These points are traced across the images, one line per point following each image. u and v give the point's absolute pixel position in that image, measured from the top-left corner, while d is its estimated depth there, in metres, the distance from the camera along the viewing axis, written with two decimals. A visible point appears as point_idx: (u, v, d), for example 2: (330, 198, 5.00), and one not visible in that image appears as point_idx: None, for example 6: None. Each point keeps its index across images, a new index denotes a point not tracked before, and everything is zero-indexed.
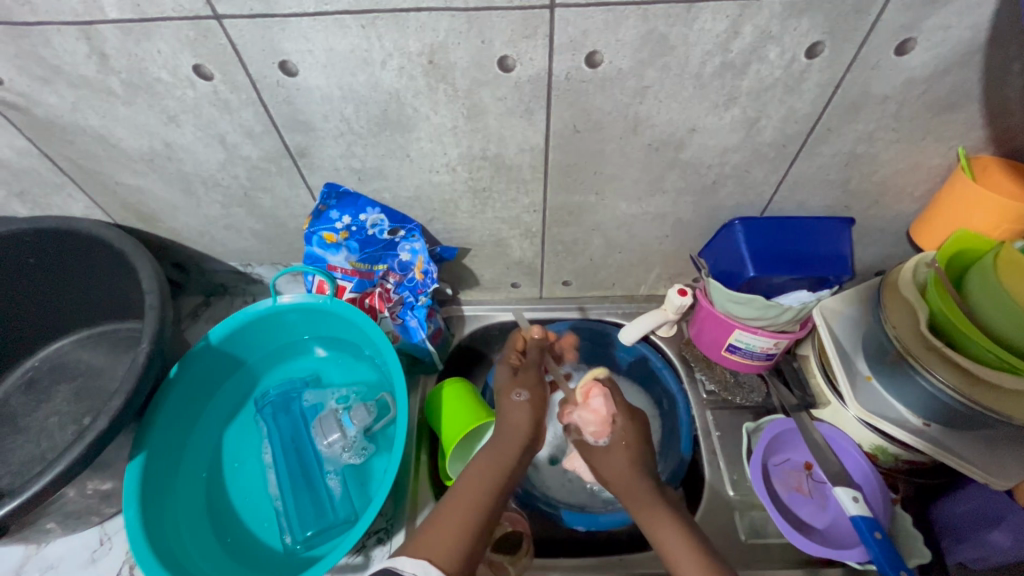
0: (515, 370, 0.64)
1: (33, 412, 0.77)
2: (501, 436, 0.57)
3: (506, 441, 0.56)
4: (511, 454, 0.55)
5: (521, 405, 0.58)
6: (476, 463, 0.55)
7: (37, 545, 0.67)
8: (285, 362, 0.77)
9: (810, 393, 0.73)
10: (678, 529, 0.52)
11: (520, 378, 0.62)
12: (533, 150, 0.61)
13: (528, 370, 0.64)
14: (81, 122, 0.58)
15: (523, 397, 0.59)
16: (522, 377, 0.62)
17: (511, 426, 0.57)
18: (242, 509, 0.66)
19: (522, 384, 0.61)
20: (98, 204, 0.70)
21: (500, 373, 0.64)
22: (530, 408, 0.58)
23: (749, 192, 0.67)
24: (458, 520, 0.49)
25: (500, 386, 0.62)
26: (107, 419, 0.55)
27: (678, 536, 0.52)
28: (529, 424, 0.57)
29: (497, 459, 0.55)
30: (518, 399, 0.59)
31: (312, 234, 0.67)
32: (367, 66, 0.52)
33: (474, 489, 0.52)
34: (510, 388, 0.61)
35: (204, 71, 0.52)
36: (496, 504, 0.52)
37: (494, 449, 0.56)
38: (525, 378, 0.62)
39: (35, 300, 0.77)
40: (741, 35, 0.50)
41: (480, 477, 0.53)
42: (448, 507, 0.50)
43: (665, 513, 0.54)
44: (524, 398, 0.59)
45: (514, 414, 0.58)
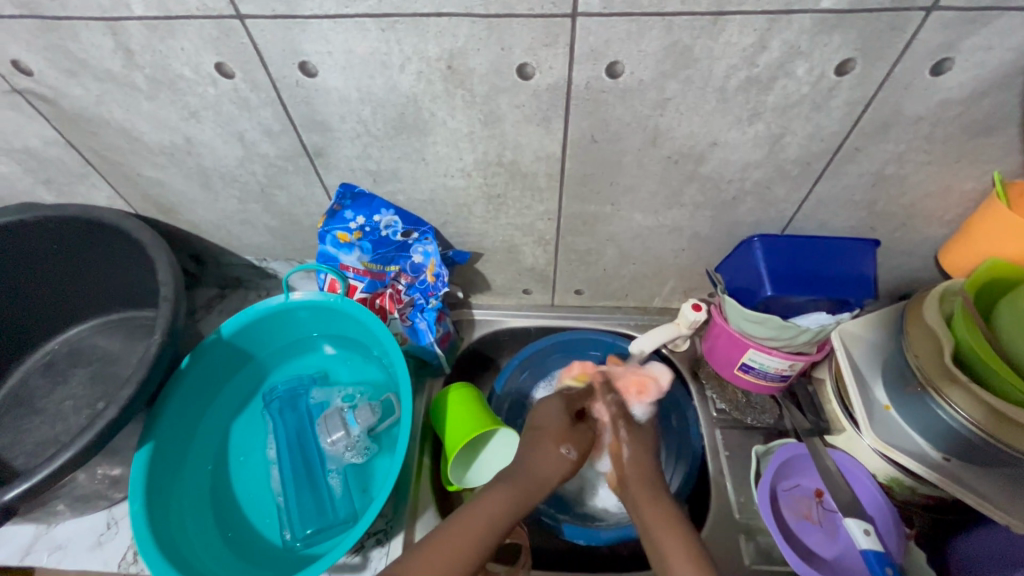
0: (573, 423, 0.66)
1: (50, 394, 0.79)
2: (530, 478, 0.60)
3: (533, 480, 0.60)
4: (533, 497, 0.59)
5: (565, 462, 0.62)
6: (498, 488, 0.58)
7: (47, 526, 0.69)
8: (294, 359, 0.77)
9: (824, 419, 0.70)
10: (687, 545, 0.54)
11: (576, 436, 0.64)
12: (550, 158, 0.60)
13: (586, 428, 0.67)
14: (105, 115, 0.59)
15: (570, 455, 0.63)
16: (578, 435, 0.65)
17: (544, 476, 0.60)
18: (245, 503, 0.67)
19: (575, 442, 0.64)
20: (119, 194, 0.71)
21: (558, 416, 0.65)
22: (568, 467, 0.62)
23: (770, 209, 0.65)
24: (466, 539, 0.53)
25: (555, 428, 0.64)
26: (117, 407, 0.56)
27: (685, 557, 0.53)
28: (558, 479, 0.61)
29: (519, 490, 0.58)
30: (565, 454, 0.63)
31: (326, 232, 0.68)
32: (385, 69, 0.52)
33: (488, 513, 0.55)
34: (564, 437, 0.63)
35: (225, 69, 0.53)
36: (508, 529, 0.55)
37: (522, 482, 0.59)
38: (581, 436, 0.65)
39: (55, 286, 0.78)
40: (768, 49, 0.48)
41: (496, 503, 0.56)
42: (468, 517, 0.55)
43: (674, 536, 0.55)
44: (568, 457, 0.63)
45: (555, 466, 0.62)
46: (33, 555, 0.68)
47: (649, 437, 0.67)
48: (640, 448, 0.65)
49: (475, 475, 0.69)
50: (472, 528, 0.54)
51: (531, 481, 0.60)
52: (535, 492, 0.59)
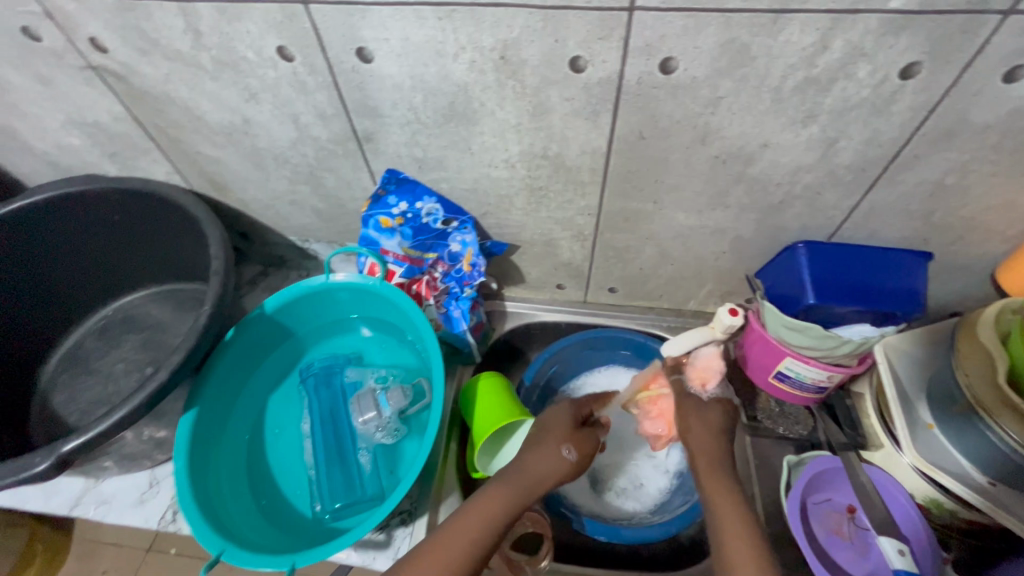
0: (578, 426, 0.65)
1: (104, 357, 0.83)
2: (525, 475, 0.58)
3: (532, 478, 0.58)
4: (550, 481, 0.59)
5: (563, 461, 0.60)
6: (495, 485, 0.57)
7: (95, 480, 0.73)
8: (330, 338, 0.79)
9: (862, 433, 0.68)
10: (744, 528, 0.53)
11: (578, 437, 0.63)
12: (595, 153, 0.60)
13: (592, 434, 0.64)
14: (171, 94, 0.62)
15: (571, 455, 0.61)
16: (580, 437, 0.63)
17: (552, 470, 0.59)
18: (278, 474, 0.69)
19: (576, 443, 0.62)
20: (178, 171, 0.75)
21: (563, 419, 0.65)
22: (565, 468, 0.60)
23: (819, 215, 0.64)
24: (489, 513, 0.54)
25: (555, 428, 0.63)
26: (167, 372, 0.59)
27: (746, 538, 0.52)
28: (551, 478, 0.59)
29: (541, 471, 0.59)
30: (566, 455, 0.61)
31: (369, 217, 0.69)
32: (439, 57, 0.53)
33: (511, 490, 0.56)
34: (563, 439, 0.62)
35: (286, 52, 0.54)
36: (508, 521, 0.55)
37: (543, 466, 0.59)
38: (583, 441, 0.63)
39: (113, 254, 0.82)
40: (829, 50, 0.47)
41: (520, 483, 0.57)
42: (492, 493, 0.56)
43: (736, 517, 0.54)
44: (568, 458, 0.60)
45: (554, 464, 0.60)
46: (81, 506, 0.72)
47: (717, 418, 0.66)
48: (707, 428, 0.65)
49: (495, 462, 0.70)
50: (496, 503, 0.55)
51: (527, 479, 0.58)
52: (531, 489, 0.58)
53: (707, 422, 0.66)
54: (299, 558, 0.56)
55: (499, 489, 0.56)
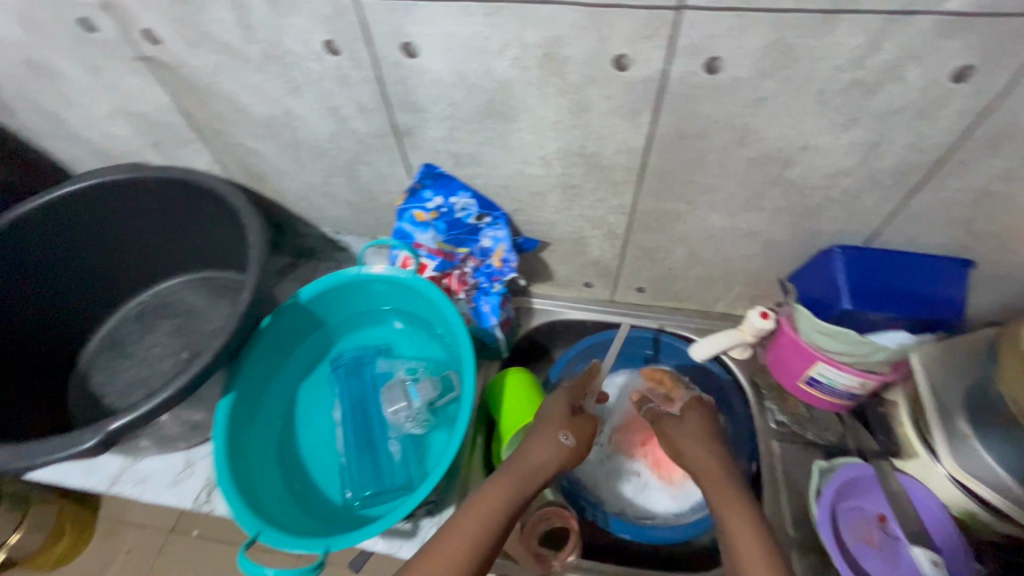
0: (573, 413, 0.65)
1: (140, 341, 0.86)
2: (525, 465, 0.59)
3: (529, 470, 0.58)
4: (552, 468, 0.60)
5: (562, 448, 0.60)
6: (493, 482, 0.57)
7: (132, 459, 0.75)
8: (361, 329, 0.80)
9: (896, 442, 0.67)
10: (749, 529, 0.54)
11: (576, 423, 0.63)
12: (631, 152, 0.60)
13: (587, 419, 0.65)
14: (217, 85, 0.63)
15: (568, 442, 0.61)
16: (579, 424, 0.64)
17: (553, 458, 0.60)
18: (309, 460, 0.70)
19: (574, 429, 0.63)
20: (217, 161, 0.76)
21: (558, 407, 0.65)
22: (565, 454, 0.60)
23: (856, 220, 0.63)
24: (501, 498, 0.56)
25: (552, 416, 0.64)
26: (208, 357, 0.61)
27: (751, 531, 0.53)
28: (552, 466, 0.59)
29: (544, 458, 0.59)
30: (563, 441, 0.61)
31: (404, 210, 0.70)
32: (482, 54, 0.53)
33: (518, 475, 0.58)
34: (559, 426, 0.62)
35: (332, 46, 0.55)
36: (509, 517, 0.55)
37: (547, 451, 0.60)
38: (578, 424, 0.63)
39: (151, 241, 0.84)
40: (879, 51, 0.46)
41: (527, 470, 0.58)
42: (501, 479, 0.57)
43: (739, 518, 0.55)
44: (568, 443, 0.61)
45: (553, 451, 0.60)
46: (118, 485, 0.74)
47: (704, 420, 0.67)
48: (699, 432, 0.65)
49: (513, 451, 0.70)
50: (502, 489, 0.56)
51: (528, 468, 0.59)
52: (530, 481, 0.58)
53: (697, 423, 0.67)
54: (333, 542, 0.57)
55: (508, 474, 0.58)
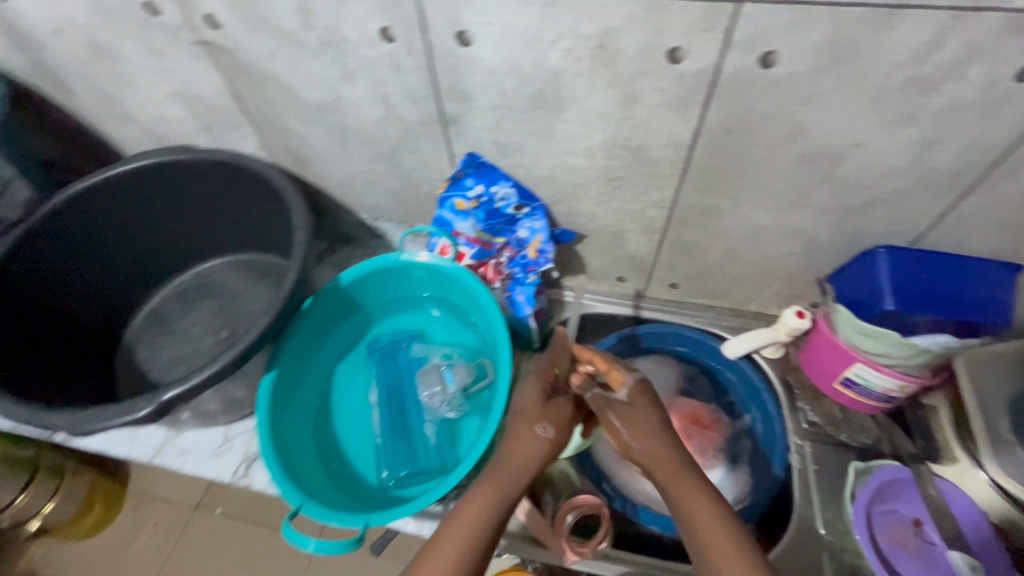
0: (548, 399, 0.60)
1: (182, 318, 0.88)
2: (505, 467, 0.56)
3: (512, 473, 0.55)
4: (536, 461, 0.57)
5: (539, 442, 0.57)
6: (475, 488, 0.54)
7: (174, 432, 0.78)
8: (397, 314, 0.81)
9: (936, 445, 0.67)
10: (718, 526, 0.50)
11: (552, 411, 0.59)
12: (678, 145, 0.60)
13: (563, 402, 0.60)
14: (272, 71, 0.65)
15: (546, 432, 0.57)
16: (552, 411, 0.59)
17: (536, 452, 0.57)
18: (345, 439, 0.72)
19: (551, 419, 0.59)
20: (265, 145, 0.78)
21: (529, 395, 0.61)
22: (544, 448, 0.57)
23: (903, 221, 0.62)
24: (493, 496, 0.54)
25: (523, 408, 0.60)
26: (256, 333, 0.62)
27: (723, 535, 0.49)
28: (539, 463, 0.57)
29: (530, 452, 0.57)
30: (541, 433, 0.58)
31: (445, 198, 0.72)
32: (537, 44, 0.54)
33: (507, 472, 0.55)
34: (533, 418, 0.58)
35: (389, 34, 0.57)
36: (496, 525, 0.53)
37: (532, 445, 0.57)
38: (554, 411, 0.59)
39: (196, 221, 0.87)
40: (942, 49, 0.46)
41: (514, 467, 0.56)
42: (490, 478, 0.55)
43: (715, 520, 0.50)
44: (545, 434, 0.58)
45: (536, 444, 0.57)
46: (161, 456, 0.77)
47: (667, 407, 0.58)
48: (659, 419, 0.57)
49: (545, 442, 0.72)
50: (491, 487, 0.54)
51: (512, 464, 0.56)
52: (516, 482, 0.55)
53: (649, 416, 0.57)
54: (373, 518, 0.59)
55: (497, 472, 0.55)
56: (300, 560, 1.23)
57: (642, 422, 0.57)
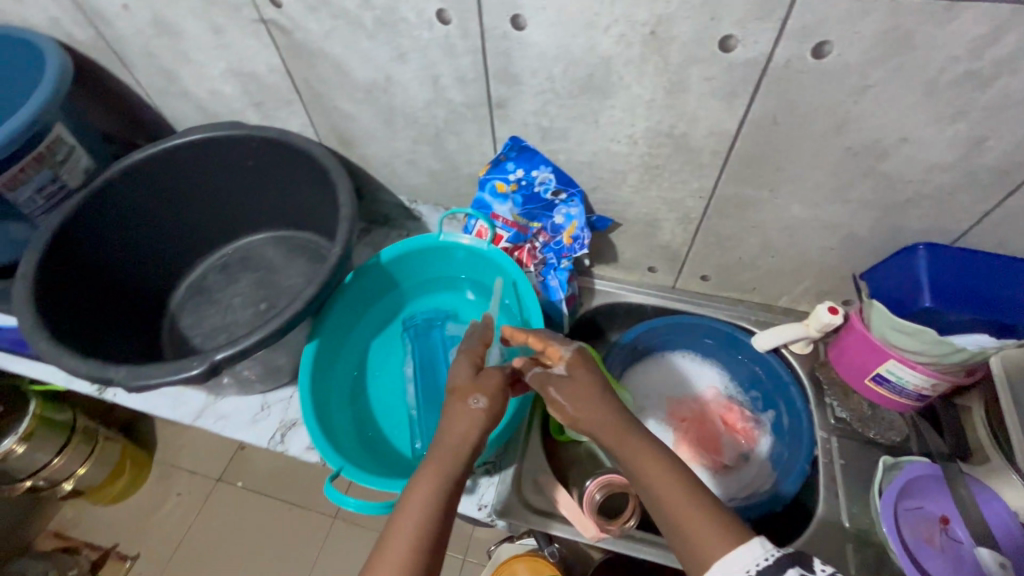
0: (479, 371, 0.59)
1: (224, 290, 0.91)
2: (444, 445, 0.54)
3: (452, 450, 0.53)
4: (471, 439, 0.54)
5: (476, 415, 0.55)
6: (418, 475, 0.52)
7: (214, 397, 0.81)
8: (432, 294, 0.83)
9: (967, 444, 0.68)
10: (673, 477, 0.49)
11: (484, 382, 0.57)
12: (722, 135, 0.61)
13: (494, 373, 0.59)
14: (327, 50, 0.67)
15: (480, 404, 0.56)
16: (484, 381, 0.58)
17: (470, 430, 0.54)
18: (380, 410, 0.75)
19: (483, 389, 0.57)
20: (312, 123, 0.81)
21: (462, 370, 0.59)
22: (482, 419, 0.55)
23: (946, 218, 0.62)
24: (435, 483, 0.51)
25: (456, 384, 0.58)
26: (302, 302, 0.65)
27: (683, 493, 0.48)
28: (478, 436, 0.54)
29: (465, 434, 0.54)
30: (475, 406, 0.56)
31: (486, 180, 0.73)
32: (590, 29, 0.55)
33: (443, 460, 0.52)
34: (466, 392, 0.57)
35: (444, 16, 0.58)
36: (444, 506, 0.50)
37: (467, 424, 0.55)
38: (486, 383, 0.58)
39: (241, 196, 0.90)
40: (999, 43, 0.46)
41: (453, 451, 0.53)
42: (430, 469, 0.52)
43: (669, 473, 0.49)
44: (479, 407, 0.56)
45: (472, 420, 0.55)
46: (202, 419, 0.80)
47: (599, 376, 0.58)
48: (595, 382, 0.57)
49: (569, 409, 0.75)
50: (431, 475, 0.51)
51: (451, 448, 0.53)
52: (459, 459, 0.53)
53: (586, 383, 0.57)
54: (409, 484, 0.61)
55: (435, 463, 0.52)
56: (318, 534, 1.26)
57: (578, 388, 0.57)
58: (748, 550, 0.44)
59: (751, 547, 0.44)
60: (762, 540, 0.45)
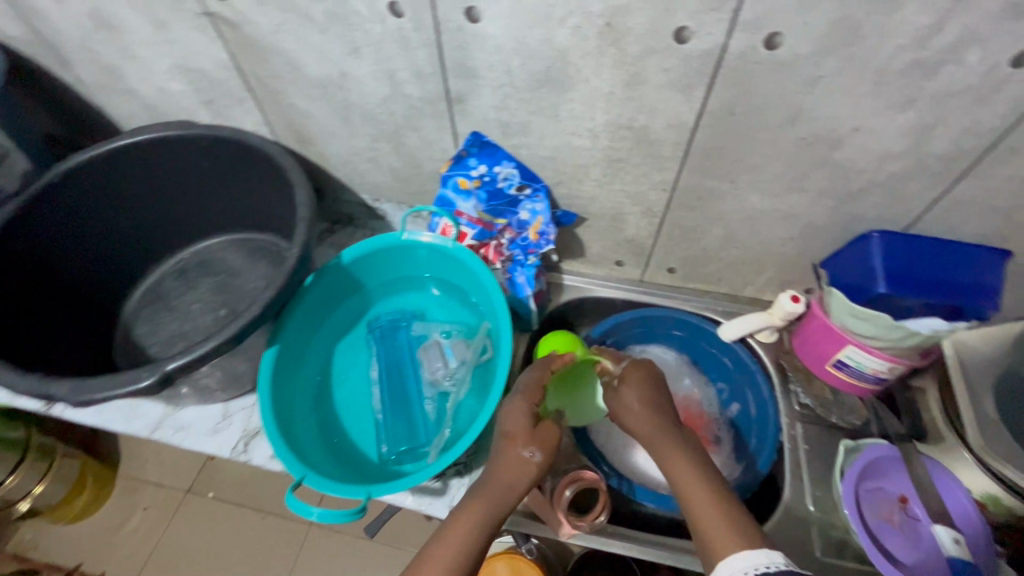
0: (537, 421, 0.60)
1: (181, 296, 0.88)
2: (493, 489, 0.55)
3: (499, 491, 0.55)
4: (521, 483, 0.56)
5: (531, 466, 0.56)
6: (462, 509, 0.54)
7: (173, 408, 0.78)
8: (398, 293, 0.82)
9: (923, 424, 0.69)
10: (698, 482, 0.51)
11: (539, 435, 0.58)
12: (681, 127, 0.61)
13: (549, 425, 0.59)
14: (278, 44, 0.65)
15: (533, 458, 0.57)
16: (541, 435, 0.58)
17: (510, 475, 0.56)
18: (345, 414, 0.73)
19: (536, 442, 0.58)
20: (267, 122, 0.78)
21: (513, 416, 0.59)
22: (536, 470, 0.56)
23: (897, 206, 0.64)
24: (475, 517, 0.53)
25: (508, 431, 0.58)
26: (260, 307, 0.62)
27: (705, 499, 0.50)
28: (527, 484, 0.56)
29: (506, 476, 0.56)
30: (527, 457, 0.57)
31: (448, 177, 0.72)
32: (546, 21, 0.54)
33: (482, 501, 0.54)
34: (517, 441, 0.57)
35: (397, 8, 0.57)
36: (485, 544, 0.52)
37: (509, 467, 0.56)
38: (542, 434, 0.58)
39: (197, 199, 0.87)
40: (943, 32, 0.47)
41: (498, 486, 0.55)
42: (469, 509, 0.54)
43: (696, 482, 0.51)
44: (532, 459, 0.57)
45: (518, 469, 0.56)
46: (160, 431, 0.77)
47: (641, 390, 0.60)
48: (642, 397, 0.59)
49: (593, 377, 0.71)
50: (472, 511, 0.53)
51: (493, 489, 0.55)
52: (505, 501, 0.54)
53: (632, 396, 0.60)
54: (375, 489, 0.60)
55: (474, 503, 0.54)
56: (294, 542, 1.23)
57: (626, 401, 0.60)
58: (747, 556, 0.44)
59: (745, 556, 0.44)
60: (770, 551, 0.44)
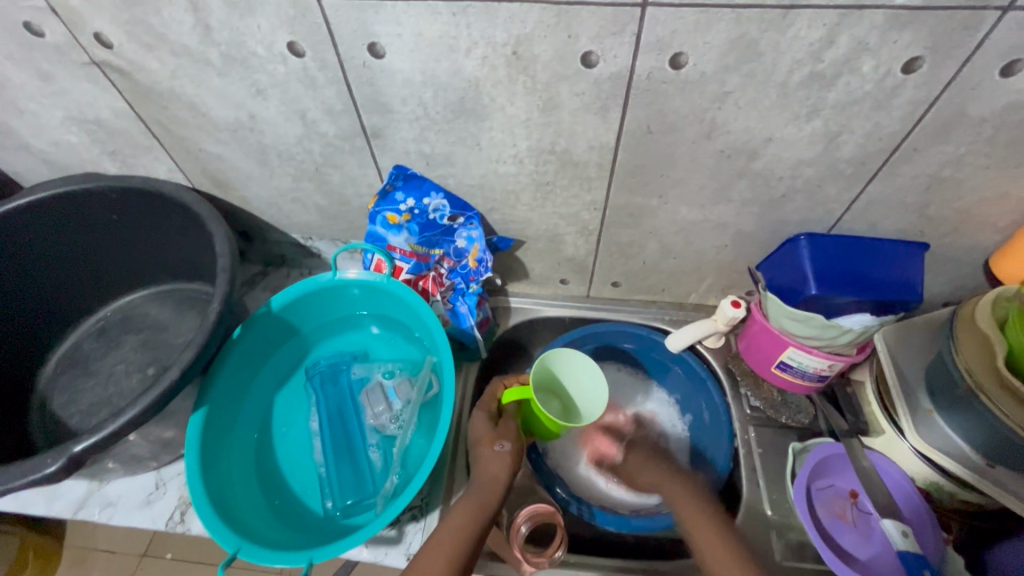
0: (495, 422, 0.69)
1: (104, 358, 0.82)
2: (484, 480, 0.62)
3: (486, 489, 0.61)
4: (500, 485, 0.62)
5: (502, 456, 0.64)
6: (455, 512, 0.58)
7: (99, 482, 0.72)
8: (336, 335, 0.78)
9: (864, 419, 0.71)
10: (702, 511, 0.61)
11: (502, 431, 0.67)
12: (602, 148, 0.61)
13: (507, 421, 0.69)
14: (176, 89, 0.61)
15: (504, 448, 0.65)
16: (502, 431, 0.68)
17: (491, 475, 0.62)
18: (287, 470, 0.69)
19: (504, 436, 0.67)
20: (180, 168, 0.74)
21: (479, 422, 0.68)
22: (508, 459, 0.64)
23: (818, 209, 0.65)
24: (465, 515, 0.57)
25: (479, 437, 0.67)
26: (179, 370, 0.57)
27: (705, 521, 0.59)
28: (509, 475, 0.63)
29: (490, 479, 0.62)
30: (500, 450, 0.65)
31: (377, 213, 0.69)
32: (452, 53, 0.53)
33: (472, 503, 0.59)
34: (489, 438, 0.66)
35: (297, 48, 0.54)
36: (479, 534, 0.56)
37: (491, 468, 0.63)
38: (505, 431, 0.68)
39: (114, 253, 0.81)
40: (835, 45, 0.48)
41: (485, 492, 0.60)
42: (456, 512, 0.58)
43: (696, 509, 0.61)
44: (504, 450, 0.65)
45: (499, 462, 0.64)
46: (85, 510, 0.71)
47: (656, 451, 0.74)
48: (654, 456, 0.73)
49: (593, 400, 0.66)
50: (464, 514, 0.57)
51: (482, 487, 0.61)
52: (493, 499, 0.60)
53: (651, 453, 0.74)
54: (316, 554, 0.56)
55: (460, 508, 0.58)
56: None
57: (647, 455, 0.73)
58: None
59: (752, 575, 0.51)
60: None
